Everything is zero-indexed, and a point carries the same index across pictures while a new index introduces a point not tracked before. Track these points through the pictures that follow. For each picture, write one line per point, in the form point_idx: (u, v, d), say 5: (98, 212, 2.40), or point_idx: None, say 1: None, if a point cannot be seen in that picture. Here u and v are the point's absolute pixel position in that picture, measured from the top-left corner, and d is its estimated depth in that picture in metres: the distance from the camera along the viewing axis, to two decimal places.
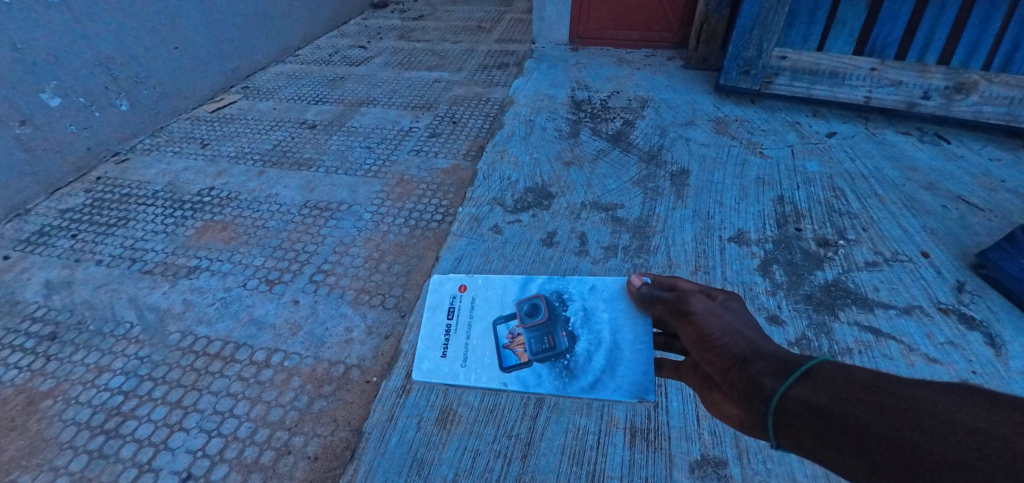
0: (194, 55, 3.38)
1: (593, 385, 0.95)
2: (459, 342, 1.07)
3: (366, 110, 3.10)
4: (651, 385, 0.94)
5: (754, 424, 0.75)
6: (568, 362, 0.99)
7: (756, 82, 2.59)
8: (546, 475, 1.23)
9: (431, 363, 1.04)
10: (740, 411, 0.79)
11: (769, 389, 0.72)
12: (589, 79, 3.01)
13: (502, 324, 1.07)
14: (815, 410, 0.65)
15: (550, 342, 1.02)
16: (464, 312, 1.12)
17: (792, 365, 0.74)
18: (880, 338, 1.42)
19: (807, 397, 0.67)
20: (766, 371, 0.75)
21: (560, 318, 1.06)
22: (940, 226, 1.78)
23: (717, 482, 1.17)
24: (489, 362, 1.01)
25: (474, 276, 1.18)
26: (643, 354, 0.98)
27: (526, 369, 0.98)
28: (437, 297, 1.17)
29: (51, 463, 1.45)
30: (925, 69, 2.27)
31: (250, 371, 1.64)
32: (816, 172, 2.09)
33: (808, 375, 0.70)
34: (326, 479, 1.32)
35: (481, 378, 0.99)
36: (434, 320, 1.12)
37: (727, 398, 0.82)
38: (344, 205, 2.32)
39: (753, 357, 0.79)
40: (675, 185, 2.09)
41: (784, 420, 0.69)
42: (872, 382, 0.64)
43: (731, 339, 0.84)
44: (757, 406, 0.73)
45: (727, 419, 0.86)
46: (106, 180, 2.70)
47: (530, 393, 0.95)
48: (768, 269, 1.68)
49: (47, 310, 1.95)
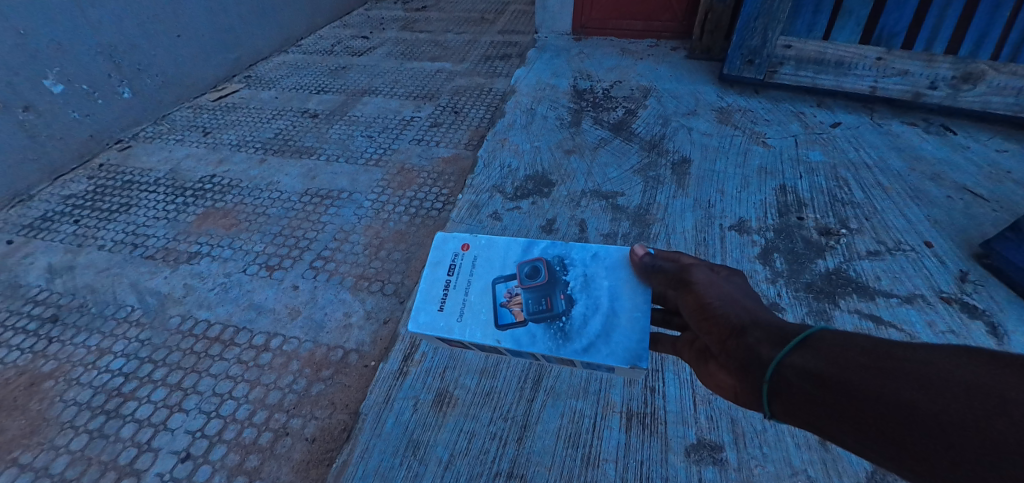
0: (196, 44, 3.37)
1: (586, 348, 0.95)
2: (456, 298, 1.07)
3: (368, 100, 3.09)
4: (645, 352, 0.92)
5: (749, 393, 0.74)
6: (563, 325, 0.98)
7: (760, 72, 2.59)
8: (541, 457, 1.23)
9: (427, 315, 1.05)
10: (735, 381, 0.78)
11: (766, 358, 0.72)
12: (592, 69, 2.99)
13: (501, 283, 1.07)
14: (813, 378, 0.65)
15: (548, 303, 1.02)
16: (465, 269, 1.12)
17: (790, 335, 0.73)
18: (881, 326, 1.42)
19: (805, 364, 0.66)
20: (763, 341, 0.75)
21: (560, 282, 1.05)
22: (944, 216, 1.77)
23: (712, 465, 1.17)
24: (484, 319, 1.02)
25: (478, 236, 1.18)
26: (640, 322, 0.97)
27: (521, 329, 0.98)
28: (439, 254, 1.16)
29: (52, 441, 1.47)
30: (932, 58, 2.24)
31: (249, 354, 1.64)
32: (819, 162, 2.07)
33: (807, 343, 0.69)
34: (323, 461, 1.33)
35: (475, 334, 1.00)
36: (434, 275, 1.12)
37: (722, 369, 0.82)
38: (344, 193, 2.32)
39: (751, 327, 0.79)
40: (676, 174, 2.08)
41: (780, 389, 0.68)
42: (869, 346, 0.64)
43: (730, 309, 0.84)
44: (753, 375, 0.73)
45: (721, 390, 0.86)
46: (108, 167, 2.72)
47: (523, 351, 0.96)
48: (769, 257, 1.66)
49: (49, 293, 1.96)
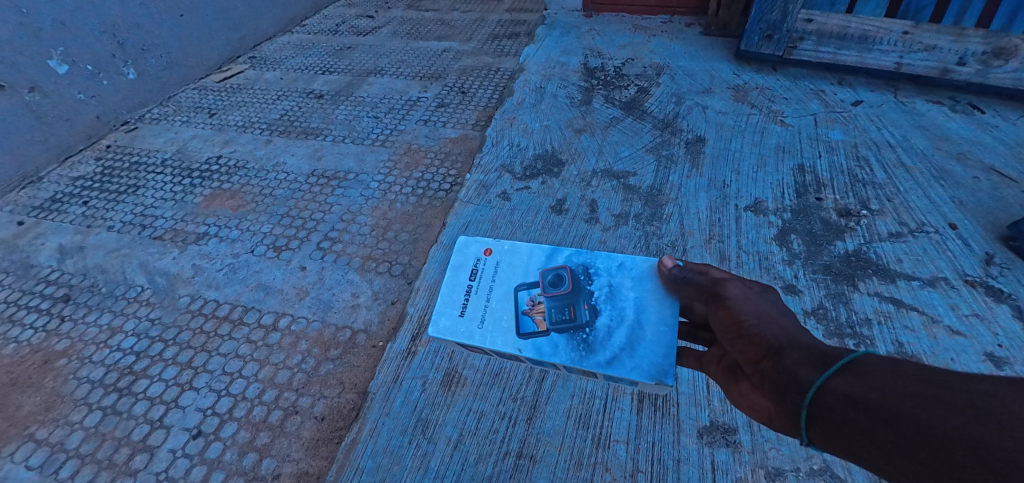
0: (199, 23, 3.30)
1: (610, 361, 0.91)
2: (478, 304, 1.04)
3: (374, 80, 3.03)
4: (671, 368, 0.89)
5: (787, 417, 0.72)
6: (587, 336, 0.95)
7: (778, 48, 2.49)
8: (551, 438, 1.22)
9: (448, 320, 1.03)
10: (771, 403, 0.76)
11: (806, 381, 0.70)
12: (603, 46, 2.89)
13: (523, 291, 1.04)
14: (857, 403, 0.62)
15: (571, 312, 0.98)
16: (487, 275, 1.09)
17: (831, 357, 0.70)
18: (901, 309, 1.38)
19: (847, 389, 0.64)
20: (802, 362, 0.72)
21: (584, 291, 1.02)
22: (970, 197, 1.70)
23: (726, 448, 1.15)
24: (505, 326, 0.99)
25: (501, 241, 1.15)
26: (666, 337, 0.93)
27: (543, 338, 0.95)
28: (461, 258, 1.14)
29: (67, 418, 1.49)
30: (962, 32, 2.13)
31: (258, 334, 1.64)
32: (839, 141, 2.00)
33: (850, 366, 0.66)
34: (333, 439, 1.33)
35: (496, 341, 0.97)
36: (456, 279, 1.10)
37: (757, 389, 0.80)
38: (351, 174, 2.29)
39: (789, 347, 0.76)
40: (690, 153, 2.02)
41: (819, 413, 0.66)
42: (921, 374, 0.60)
43: (767, 328, 0.81)
44: (791, 397, 0.71)
45: (755, 412, 0.83)
46: (116, 149, 2.71)
47: (544, 362, 0.93)
48: (786, 239, 1.62)
49: (60, 273, 1.97)
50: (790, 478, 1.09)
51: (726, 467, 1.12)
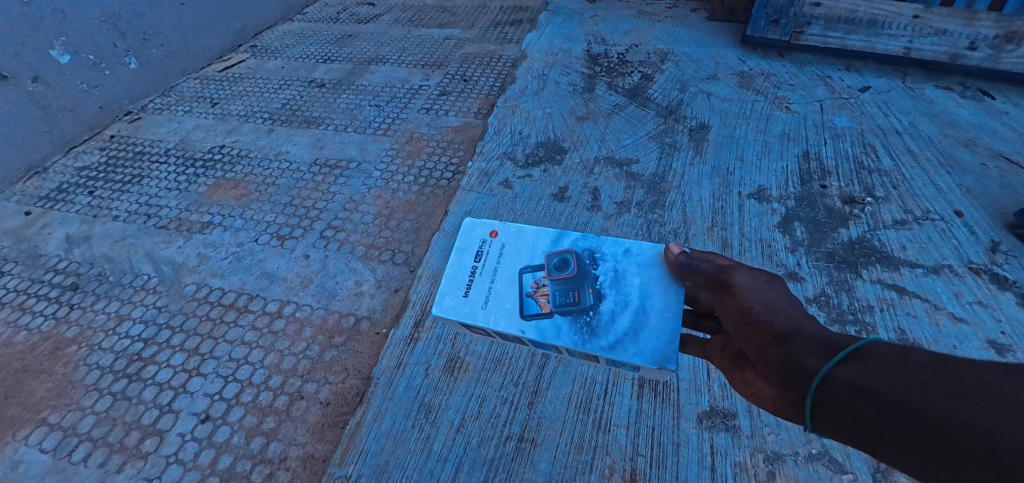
0: (200, 12, 3.26)
1: (613, 346, 0.92)
2: (482, 286, 1.05)
3: (376, 68, 3.01)
4: (674, 354, 0.89)
5: (791, 404, 0.74)
6: (590, 319, 0.95)
7: (786, 33, 2.45)
8: (552, 422, 1.24)
9: (453, 300, 1.04)
10: (775, 391, 0.78)
11: (811, 369, 0.70)
12: (607, 32, 2.86)
13: (528, 273, 1.04)
14: (864, 392, 0.63)
15: (575, 296, 0.98)
16: (492, 257, 1.09)
17: (838, 345, 0.70)
18: (904, 296, 1.37)
19: (854, 378, 0.64)
20: (808, 351, 0.72)
21: (589, 276, 1.02)
22: (977, 184, 1.68)
23: (725, 432, 1.16)
24: (509, 309, 1.00)
25: (507, 224, 1.14)
26: (671, 323, 0.93)
27: (547, 321, 0.96)
28: (467, 240, 1.14)
29: (78, 403, 1.52)
30: (972, 16, 2.10)
31: (263, 321, 1.66)
32: (845, 127, 1.97)
33: (856, 355, 0.66)
34: (338, 423, 1.35)
35: (499, 323, 0.98)
36: (462, 261, 1.11)
37: (761, 377, 0.81)
38: (354, 163, 2.29)
39: (795, 335, 0.76)
40: (693, 140, 2.00)
41: (825, 401, 0.66)
42: (931, 363, 0.60)
43: (773, 316, 0.81)
44: (797, 387, 0.71)
45: (759, 400, 0.85)
46: (119, 139, 2.72)
47: (548, 345, 0.94)
48: (790, 226, 1.61)
49: (69, 262, 1.99)
50: (788, 462, 1.10)
51: (725, 451, 1.14)
